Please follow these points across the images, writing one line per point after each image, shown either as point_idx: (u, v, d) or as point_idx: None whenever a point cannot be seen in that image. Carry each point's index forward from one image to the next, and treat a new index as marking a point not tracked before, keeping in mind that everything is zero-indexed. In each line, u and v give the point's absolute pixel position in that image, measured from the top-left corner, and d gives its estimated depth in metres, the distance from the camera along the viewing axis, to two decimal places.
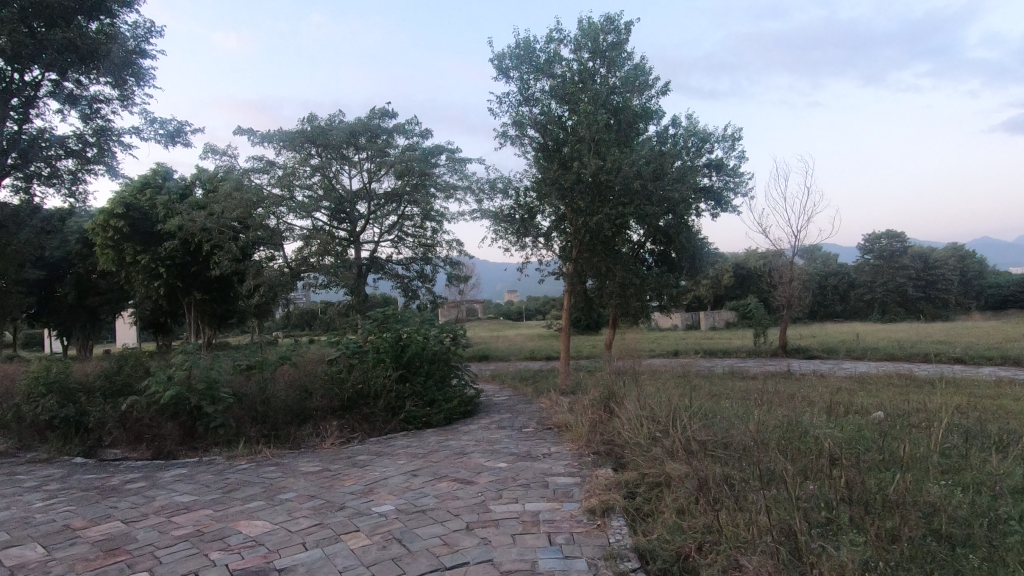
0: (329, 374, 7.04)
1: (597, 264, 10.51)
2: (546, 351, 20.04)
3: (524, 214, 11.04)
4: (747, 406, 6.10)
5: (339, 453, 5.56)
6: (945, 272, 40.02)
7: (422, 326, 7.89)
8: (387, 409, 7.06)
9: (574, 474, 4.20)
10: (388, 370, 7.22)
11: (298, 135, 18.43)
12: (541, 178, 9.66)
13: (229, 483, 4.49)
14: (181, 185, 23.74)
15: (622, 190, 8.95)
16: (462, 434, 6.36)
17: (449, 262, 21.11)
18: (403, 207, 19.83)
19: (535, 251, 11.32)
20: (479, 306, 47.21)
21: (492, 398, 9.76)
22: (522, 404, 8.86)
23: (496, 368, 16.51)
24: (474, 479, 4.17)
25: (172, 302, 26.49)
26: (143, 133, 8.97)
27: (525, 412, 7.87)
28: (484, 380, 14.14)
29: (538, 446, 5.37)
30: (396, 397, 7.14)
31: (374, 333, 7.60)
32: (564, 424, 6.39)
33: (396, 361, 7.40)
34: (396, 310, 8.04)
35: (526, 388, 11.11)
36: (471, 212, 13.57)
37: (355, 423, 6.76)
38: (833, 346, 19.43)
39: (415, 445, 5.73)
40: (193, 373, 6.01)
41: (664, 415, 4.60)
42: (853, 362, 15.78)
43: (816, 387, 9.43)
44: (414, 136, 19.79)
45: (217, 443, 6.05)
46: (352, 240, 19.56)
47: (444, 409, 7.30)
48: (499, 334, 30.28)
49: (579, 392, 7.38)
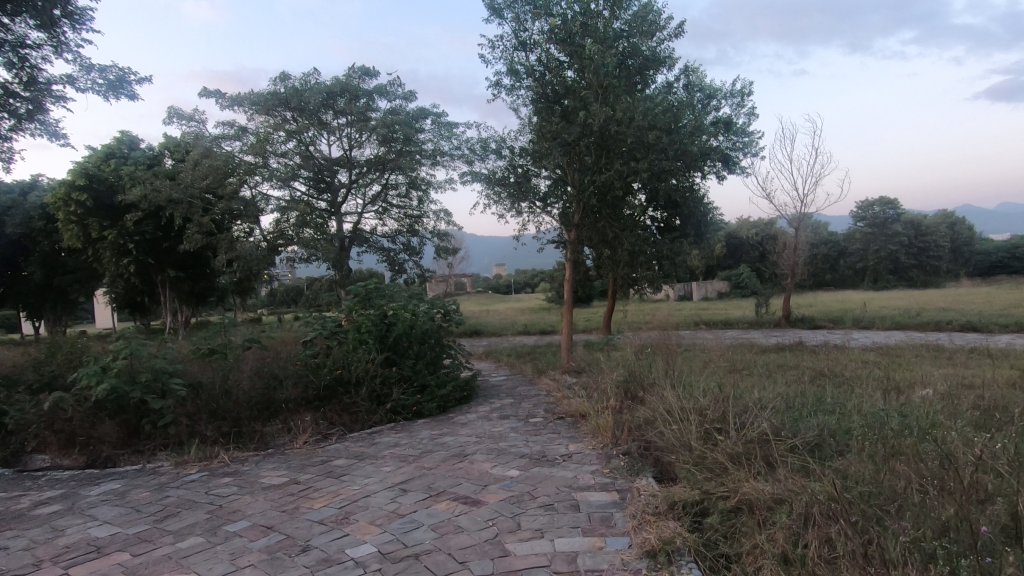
0: (304, 360, 6.08)
1: (602, 230, 9.55)
2: (540, 325, 19.17)
3: (520, 176, 10.02)
4: (791, 390, 5.26)
5: (313, 457, 4.60)
6: (937, 238, 39.59)
7: (410, 302, 6.94)
8: (371, 398, 6.12)
9: (608, 488, 3.28)
10: (372, 352, 6.28)
11: (270, 98, 16.99)
12: (539, 133, 8.57)
13: (166, 506, 3.52)
14: (148, 154, 22.19)
15: (633, 143, 7.90)
16: (461, 427, 5.42)
17: (437, 234, 20.04)
18: (387, 175, 18.59)
19: (532, 217, 10.35)
20: (467, 281, 46.20)
21: (489, 380, 8.84)
22: (524, 387, 7.98)
23: (490, 345, 15.59)
24: (480, 497, 3.24)
25: (145, 280, 25.15)
26: (80, 83, 7.73)
27: (528, 396, 7.00)
28: (477, 357, 13.25)
29: (553, 444, 4.45)
30: (382, 382, 6.21)
31: (356, 310, 6.63)
32: (579, 414, 5.48)
33: (381, 342, 6.46)
34: (379, 284, 7.06)
35: (525, 367, 10.25)
36: (460, 176, 12.50)
37: (333, 415, 5.82)
38: (836, 315, 18.80)
39: (404, 445, 4.78)
40: (134, 362, 5.00)
41: (712, 406, 3.73)
42: (862, 331, 15.12)
43: (843, 362, 8.63)
44: (397, 98, 18.39)
45: (167, 445, 5.07)
46: (333, 211, 18.31)
47: (438, 396, 6.39)
48: (489, 308, 29.30)
49: (591, 374, 6.47)
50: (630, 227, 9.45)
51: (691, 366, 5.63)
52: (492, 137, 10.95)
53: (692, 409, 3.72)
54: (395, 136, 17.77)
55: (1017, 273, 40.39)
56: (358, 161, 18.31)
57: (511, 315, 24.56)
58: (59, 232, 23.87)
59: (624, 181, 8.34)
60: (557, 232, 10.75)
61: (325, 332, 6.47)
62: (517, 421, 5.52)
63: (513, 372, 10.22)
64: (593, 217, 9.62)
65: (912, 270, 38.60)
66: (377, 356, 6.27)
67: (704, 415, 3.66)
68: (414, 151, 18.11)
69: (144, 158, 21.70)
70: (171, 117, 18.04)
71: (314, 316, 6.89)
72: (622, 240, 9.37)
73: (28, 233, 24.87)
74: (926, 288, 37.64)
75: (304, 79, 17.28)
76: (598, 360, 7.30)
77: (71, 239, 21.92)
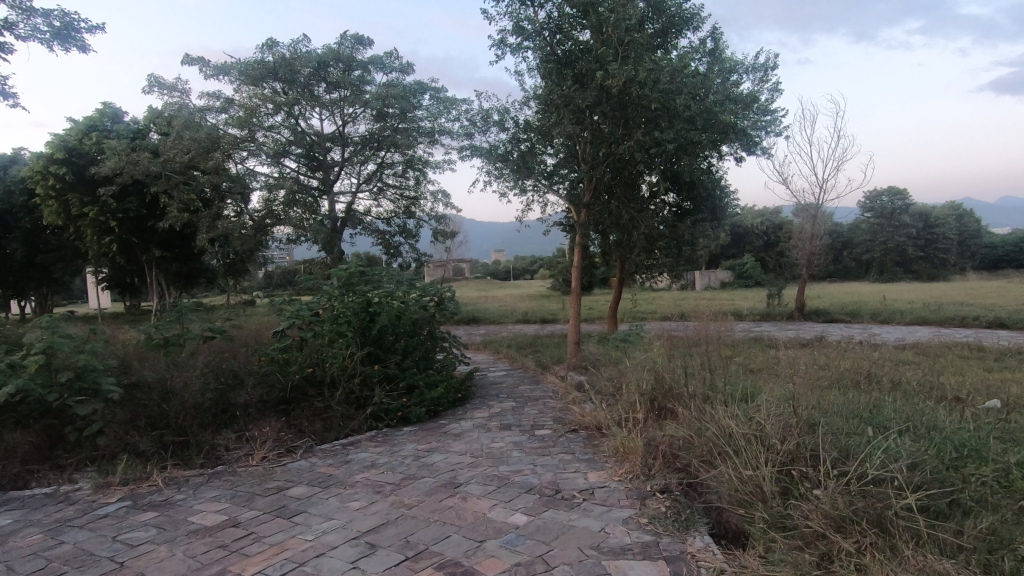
0: (270, 355, 5.20)
1: (615, 212, 8.61)
2: (540, 313, 18.27)
3: (525, 150, 9.07)
4: (853, 399, 4.38)
5: (267, 481, 3.67)
6: (945, 231, 38.56)
7: (398, 288, 6.05)
8: (349, 400, 5.23)
9: (652, 555, 2.37)
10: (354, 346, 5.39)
11: (257, 66, 15.83)
12: (547, 98, 7.56)
13: (50, 564, 2.60)
14: (131, 128, 21.07)
15: (658, 109, 6.91)
16: (455, 440, 4.50)
17: (434, 217, 19.07)
18: (382, 153, 17.57)
19: (538, 196, 9.42)
20: (465, 266, 45.25)
21: (488, 376, 7.96)
22: (527, 386, 7.09)
23: (487, 334, 14.70)
24: (475, 565, 2.33)
25: (130, 259, 24.15)
26: (19, 29, 6.69)
27: (533, 399, 6.11)
28: (474, 347, 12.37)
29: (567, 472, 3.53)
30: (363, 380, 5.32)
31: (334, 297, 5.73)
32: (597, 427, 4.54)
33: (364, 335, 5.58)
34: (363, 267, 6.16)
35: (528, 361, 9.37)
36: (458, 151, 11.54)
37: (302, 422, 4.91)
38: (851, 308, 17.91)
39: (382, 467, 3.85)
40: (51, 358, 4.06)
41: (780, 432, 2.84)
42: (883, 327, 14.24)
43: (881, 361, 7.77)
44: (393, 71, 17.23)
45: (94, 459, 4.15)
46: (324, 190, 17.27)
47: (428, 399, 5.45)
48: (487, 294, 28.39)
49: (609, 374, 5.56)
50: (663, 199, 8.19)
51: (732, 370, 4.74)
52: (495, 107, 9.96)
53: (752, 437, 2.84)
54: (390, 112, 16.67)
55: None
56: (351, 137, 17.26)
57: (511, 302, 23.63)
58: (39, 207, 22.79)
59: (645, 155, 7.35)
60: (564, 213, 9.81)
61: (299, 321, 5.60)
62: (523, 434, 4.60)
63: (515, 366, 9.33)
64: (605, 196, 8.66)
65: (920, 262, 37.65)
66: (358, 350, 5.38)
67: (769, 445, 2.77)
68: (412, 128, 17.04)
69: (127, 131, 20.59)
70: (152, 86, 16.92)
71: (286, 304, 5.97)
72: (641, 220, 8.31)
73: (8, 208, 23.80)
74: (933, 281, 36.76)
75: (294, 46, 16.09)
76: (615, 360, 6.38)
77: (49, 215, 20.83)
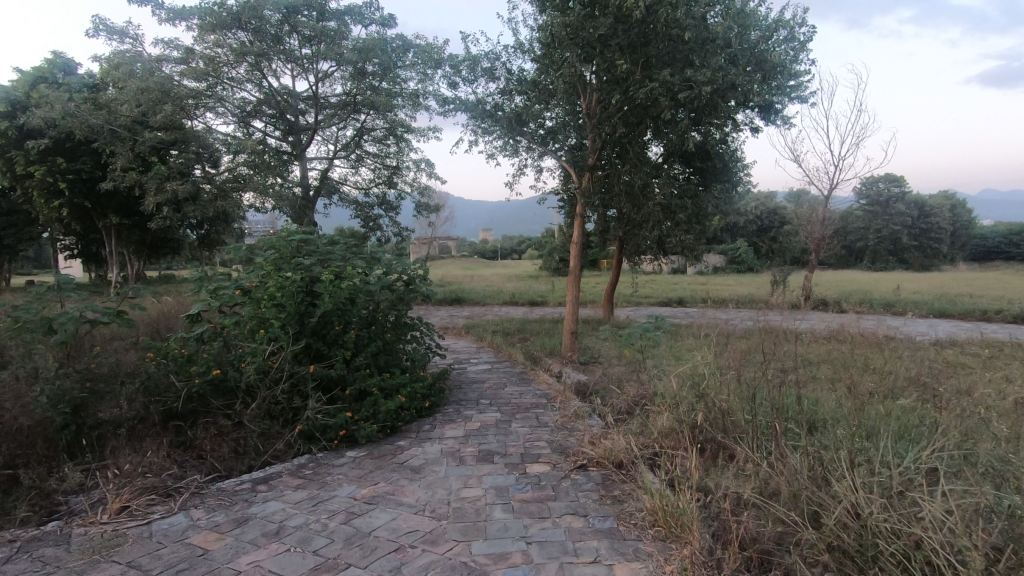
0: (165, 351, 3.79)
1: (625, 178, 7.22)
2: (529, 295, 16.93)
3: (520, 105, 7.67)
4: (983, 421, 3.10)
5: (92, 570, 2.28)
6: (940, 220, 37.59)
7: (350, 265, 4.76)
8: (273, 414, 3.84)
9: None
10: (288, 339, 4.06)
11: (216, 9, 13.81)
12: (550, 32, 6.06)
13: None
14: (83, 81, 18.99)
15: (693, 42, 5.44)
16: (412, 483, 3.14)
17: (418, 188, 17.50)
18: (362, 117, 15.87)
19: (531, 159, 8.07)
20: (451, 244, 43.59)
21: (467, 372, 6.58)
22: (514, 388, 5.74)
23: (471, 317, 13.35)
24: None
25: (87, 225, 22.20)
26: None
27: (522, 410, 4.75)
28: (454, 332, 10.95)
29: (581, 564, 2.20)
30: (297, 383, 3.95)
31: (268, 275, 4.38)
32: (615, 465, 3.21)
33: (303, 324, 4.24)
34: (304, 237, 4.79)
35: (515, 351, 8.01)
36: (442, 109, 10.04)
37: (204, 445, 3.52)
38: (857, 297, 16.74)
39: (289, 539, 2.47)
40: None
41: (985, 553, 1.57)
42: (901, 320, 13.09)
43: (934, 362, 6.59)
44: (373, 24, 15.35)
45: None
46: (296, 155, 15.65)
47: (384, 411, 4.04)
48: (474, 273, 26.94)
49: (630, 388, 4.26)
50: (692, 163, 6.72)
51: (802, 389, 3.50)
52: (484, 54, 8.46)
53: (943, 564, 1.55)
54: (369, 70, 14.94)
55: (1015, 259, 38.88)
56: (325, 97, 15.55)
57: (498, 281, 22.14)
58: None
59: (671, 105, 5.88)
60: (564, 182, 8.41)
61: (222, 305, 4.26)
62: (510, 473, 3.25)
63: (500, 358, 7.99)
64: (616, 159, 7.28)
65: (916, 252, 36.74)
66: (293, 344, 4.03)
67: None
68: (392, 88, 15.26)
69: (79, 84, 18.56)
70: (98, 29, 14.98)
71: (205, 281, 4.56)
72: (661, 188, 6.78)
73: None
74: (926, 271, 35.96)
75: None
76: (630, 365, 5.09)
77: None
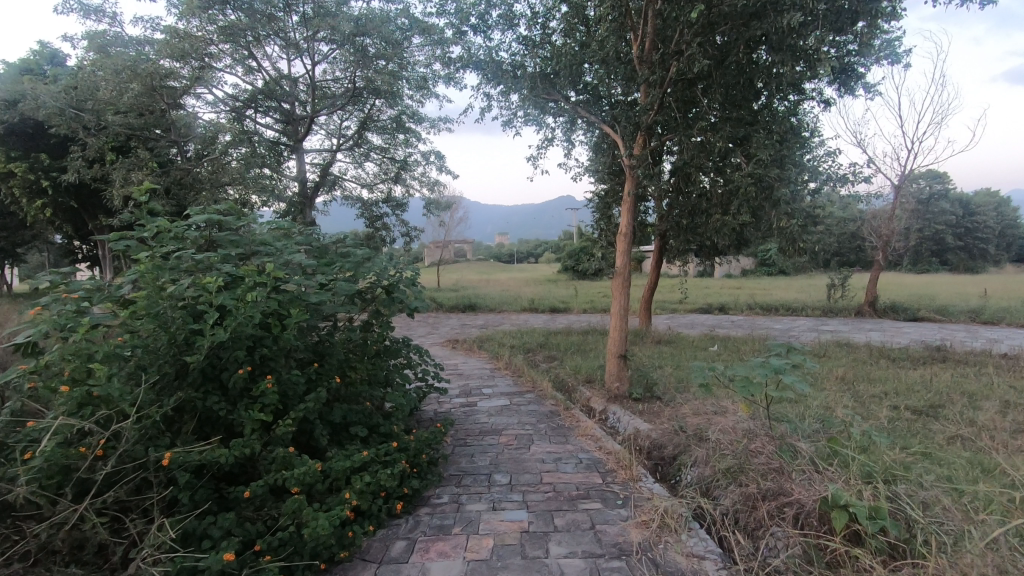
0: None
1: (696, 143, 5.17)
2: (549, 302, 14.90)
3: (550, 57, 5.81)
4: None
5: None
6: (989, 219, 34.31)
7: (276, 270, 2.93)
8: (92, 551, 1.98)
9: None
10: (145, 400, 2.29)
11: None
12: None
13: None
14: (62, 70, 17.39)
15: None
16: None
17: (427, 184, 15.61)
18: (368, 104, 13.61)
19: (555, 128, 6.34)
20: (466, 248, 41.68)
21: (478, 417, 4.66)
22: (548, 448, 3.81)
23: (484, 327, 11.43)
24: None
25: (71, 226, 20.49)
26: None
27: (571, 507, 2.80)
28: (466, 347, 9.01)
29: None
30: (155, 480, 2.15)
31: (139, 282, 2.61)
32: None
33: (183, 368, 2.48)
34: (210, 225, 3.05)
35: (543, 379, 6.08)
36: (454, 74, 8.08)
37: None
38: (931, 303, 14.40)
39: None
40: None
41: None
42: (1003, 333, 10.82)
43: None
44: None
45: None
46: (292, 147, 13.55)
47: (311, 535, 2.13)
48: (489, 277, 24.91)
49: (757, 489, 2.44)
50: (792, 127, 4.83)
51: None
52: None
53: None
54: (373, 50, 12.33)
55: None
56: (324, 85, 13.42)
57: (515, 287, 20.25)
58: None
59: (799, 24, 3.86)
60: (606, 158, 6.53)
61: (53, 342, 2.47)
62: None
63: (520, 387, 6.05)
64: (687, 119, 5.31)
65: (965, 252, 33.63)
66: (154, 409, 2.26)
67: None
68: (400, 71, 12.67)
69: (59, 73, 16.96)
70: (71, 8, 13.38)
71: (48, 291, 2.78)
72: (754, 159, 4.80)
73: None
74: (974, 275, 32.84)
75: None
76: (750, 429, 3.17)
77: None
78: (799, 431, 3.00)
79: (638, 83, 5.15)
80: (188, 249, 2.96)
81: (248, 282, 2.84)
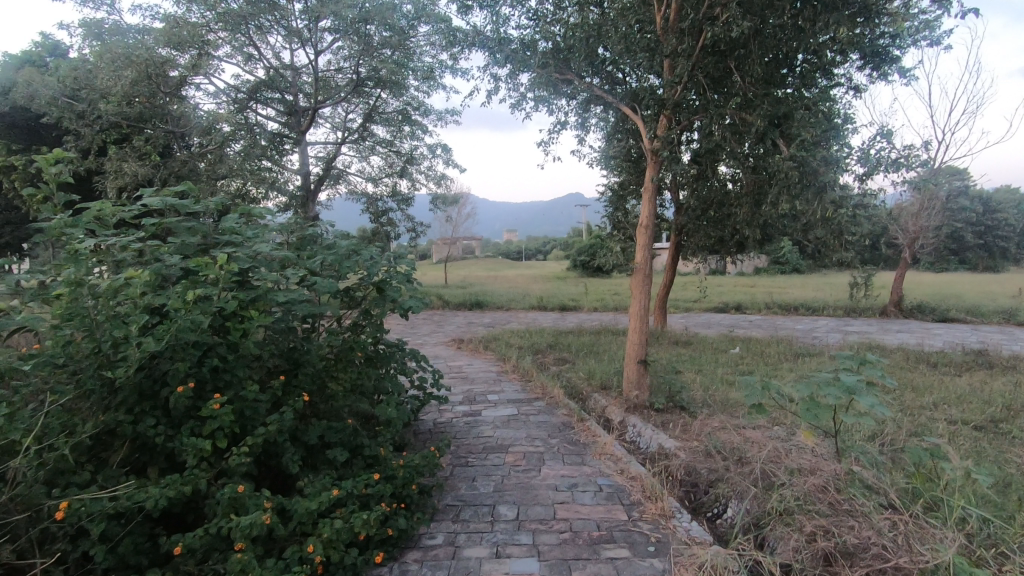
0: None
1: (728, 124, 4.60)
2: (559, 300, 14.32)
3: (563, 30, 5.26)
4: None
5: None
6: (1013, 216, 33.13)
7: (233, 263, 2.43)
8: None
9: None
10: (52, 429, 1.81)
11: None
12: None
13: None
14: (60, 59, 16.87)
15: None
16: None
17: (433, 177, 15.06)
18: (373, 96, 12.92)
19: (564, 109, 5.83)
20: (474, 244, 41.08)
21: (481, 431, 4.14)
22: (561, 472, 3.29)
23: (492, 326, 10.89)
24: None
25: None
26: None
27: (592, 556, 2.28)
28: (472, 347, 8.47)
29: None
30: (60, 535, 1.69)
31: (60, 278, 2.12)
32: None
33: (110, 385, 2.01)
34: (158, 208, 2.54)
35: (554, 385, 5.54)
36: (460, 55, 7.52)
37: None
38: (961, 303, 13.69)
39: None
40: None
41: None
42: None
43: None
44: None
45: None
46: (295, 139, 12.86)
47: None
48: (496, 274, 24.32)
49: None
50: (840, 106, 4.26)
51: None
52: None
53: None
54: (377, 38, 11.71)
55: None
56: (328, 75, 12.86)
57: (523, 284, 19.68)
58: None
59: None
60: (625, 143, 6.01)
61: None
62: None
63: (530, 393, 5.52)
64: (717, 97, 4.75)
65: (985, 250, 32.55)
66: (61, 442, 1.78)
67: None
68: (406, 61, 12.05)
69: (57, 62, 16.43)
70: None
71: None
72: (796, 142, 4.25)
73: None
74: (997, 274, 31.73)
75: None
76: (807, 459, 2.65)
77: None
78: (872, 467, 2.47)
79: (662, 56, 4.60)
80: (131, 237, 2.46)
81: (198, 278, 2.35)
